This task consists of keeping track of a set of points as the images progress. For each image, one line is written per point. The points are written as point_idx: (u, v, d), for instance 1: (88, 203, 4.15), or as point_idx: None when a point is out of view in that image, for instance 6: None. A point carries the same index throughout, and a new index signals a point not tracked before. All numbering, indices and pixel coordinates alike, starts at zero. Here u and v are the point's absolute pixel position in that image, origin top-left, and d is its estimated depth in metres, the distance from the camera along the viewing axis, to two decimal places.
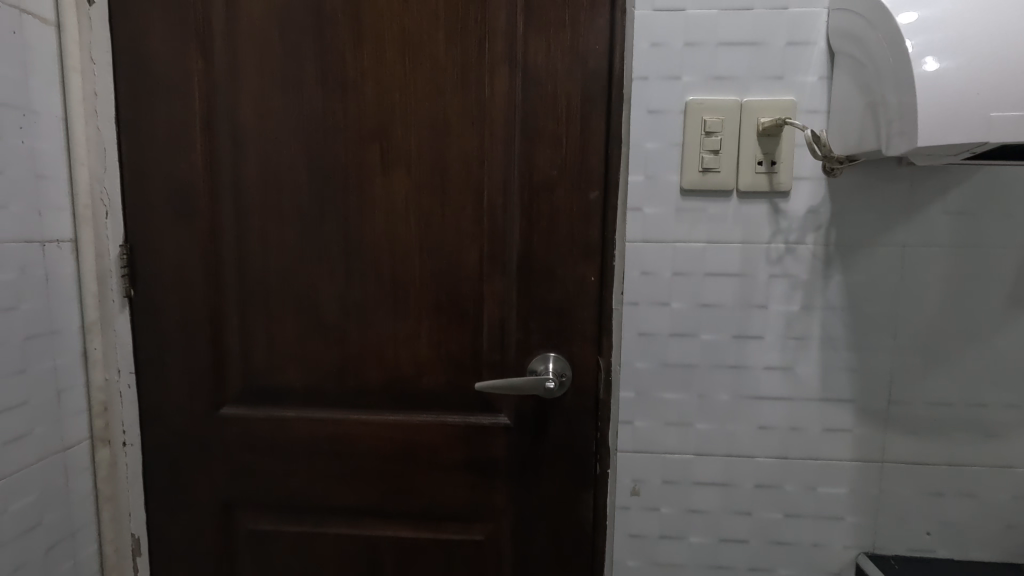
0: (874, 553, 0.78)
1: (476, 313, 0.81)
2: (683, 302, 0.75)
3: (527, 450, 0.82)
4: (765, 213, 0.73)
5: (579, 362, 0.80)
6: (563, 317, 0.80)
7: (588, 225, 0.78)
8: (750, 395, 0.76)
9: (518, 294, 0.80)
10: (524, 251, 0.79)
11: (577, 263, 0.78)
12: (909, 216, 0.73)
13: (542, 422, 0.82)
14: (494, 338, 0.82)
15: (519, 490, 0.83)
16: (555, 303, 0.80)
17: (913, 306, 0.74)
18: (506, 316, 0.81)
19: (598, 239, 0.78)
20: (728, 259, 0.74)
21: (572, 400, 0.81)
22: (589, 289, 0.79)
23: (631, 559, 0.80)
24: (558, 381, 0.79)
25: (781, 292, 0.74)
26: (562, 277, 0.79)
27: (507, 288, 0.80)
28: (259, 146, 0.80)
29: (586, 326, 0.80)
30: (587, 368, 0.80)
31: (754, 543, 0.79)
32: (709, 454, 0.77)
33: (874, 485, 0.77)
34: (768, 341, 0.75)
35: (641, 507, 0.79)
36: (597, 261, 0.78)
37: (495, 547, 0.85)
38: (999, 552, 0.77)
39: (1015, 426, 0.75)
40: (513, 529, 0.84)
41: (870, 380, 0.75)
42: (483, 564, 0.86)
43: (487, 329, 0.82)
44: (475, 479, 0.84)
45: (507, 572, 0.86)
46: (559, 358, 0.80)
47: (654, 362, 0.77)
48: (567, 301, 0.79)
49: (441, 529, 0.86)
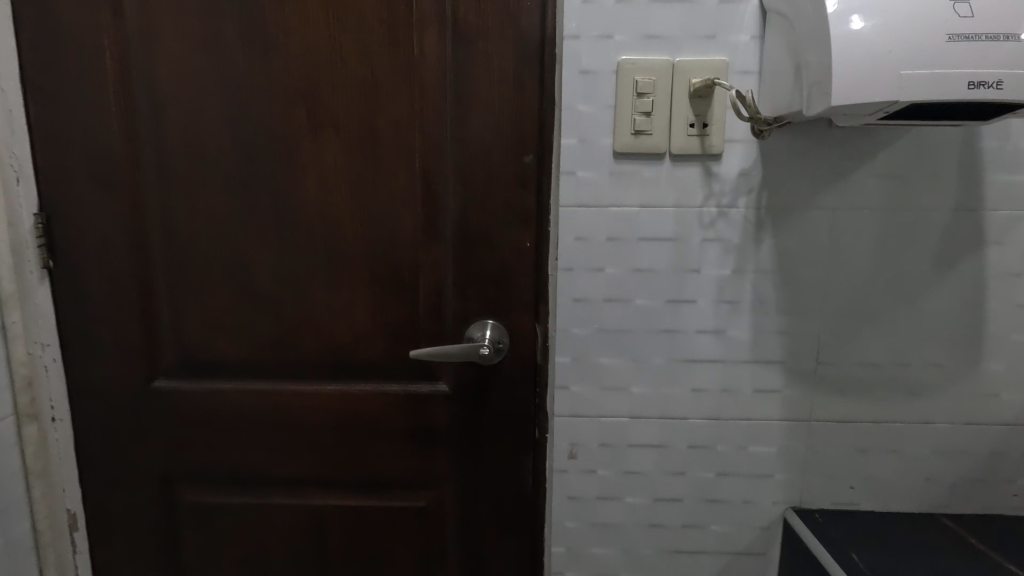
0: (801, 507, 0.81)
1: (413, 281, 0.80)
2: (617, 267, 0.75)
3: (467, 417, 0.82)
4: (697, 176, 0.73)
5: (517, 329, 0.80)
6: (500, 284, 0.79)
7: (524, 191, 0.76)
8: (684, 358, 0.77)
9: (455, 262, 0.79)
10: (460, 218, 0.78)
11: (514, 230, 0.77)
12: (840, 179, 0.73)
13: (482, 389, 0.82)
14: (431, 306, 0.80)
15: (459, 456, 0.84)
16: (492, 270, 0.78)
17: (842, 268, 0.75)
18: (444, 284, 0.80)
19: (535, 204, 0.76)
20: (662, 223, 0.74)
21: (510, 367, 0.81)
22: (526, 255, 0.78)
23: (569, 520, 0.82)
24: (495, 348, 0.78)
25: (714, 256, 0.75)
26: (499, 243, 0.78)
27: (444, 255, 0.79)
28: (179, 107, 0.77)
29: (523, 293, 0.79)
30: (526, 335, 0.80)
31: (688, 502, 0.81)
32: (644, 417, 0.78)
33: (802, 443, 0.79)
34: (701, 305, 0.76)
35: (578, 470, 0.80)
36: (534, 227, 0.77)
37: (438, 513, 0.86)
38: (917, 503, 0.80)
39: (934, 383, 0.78)
40: (455, 495, 0.85)
41: (799, 342, 0.76)
42: (427, 530, 0.86)
43: (425, 297, 0.80)
44: (417, 447, 0.84)
45: (449, 539, 0.86)
46: (496, 325, 0.79)
47: (589, 328, 0.77)
48: (504, 268, 0.78)
49: (384, 496, 0.86)
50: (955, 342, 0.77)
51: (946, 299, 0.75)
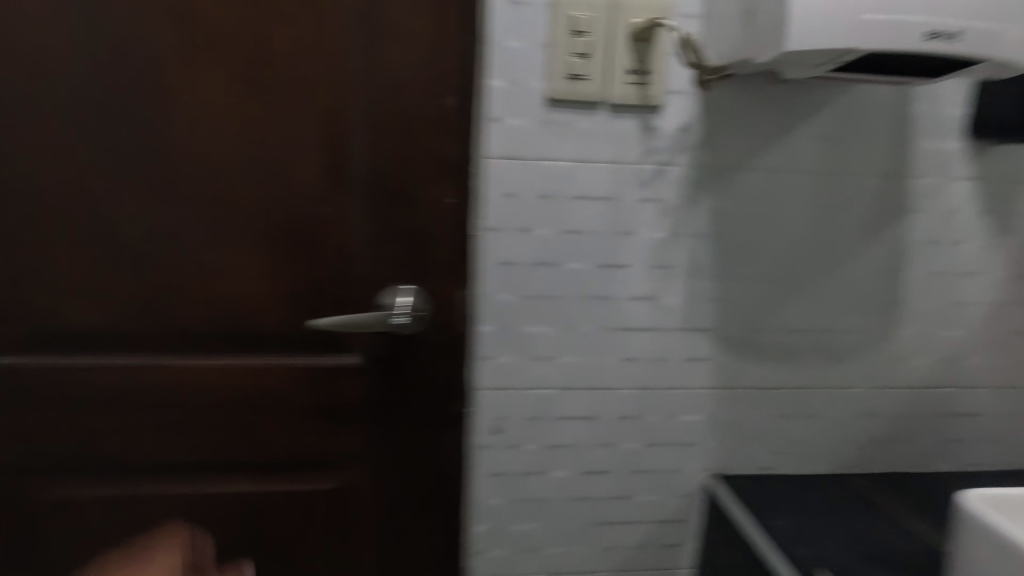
0: (725, 474, 0.80)
1: (317, 239, 0.69)
2: (548, 228, 0.69)
3: (382, 392, 0.74)
4: (635, 129, 0.67)
5: (439, 296, 0.71)
6: (419, 245, 0.69)
7: (446, 139, 0.66)
8: (617, 327, 0.73)
9: (365, 218, 0.69)
10: (371, 167, 0.67)
11: (434, 184, 0.68)
12: (778, 140, 0.70)
13: (398, 361, 0.73)
14: (339, 269, 0.70)
15: (373, 435, 0.76)
16: (410, 229, 0.69)
17: (775, 233, 0.72)
18: (353, 243, 0.70)
19: (460, 155, 0.67)
20: (597, 181, 0.68)
21: (429, 337, 0.72)
22: (446, 212, 0.68)
23: (493, 498, 0.77)
24: (412, 317, 0.69)
25: (650, 217, 0.70)
26: (415, 197, 0.68)
27: (353, 211, 0.69)
28: (16, 19, 0.62)
29: (443, 255, 0.70)
30: (450, 303, 0.71)
31: (616, 473, 0.78)
32: (573, 388, 0.74)
33: (729, 411, 0.78)
34: (635, 270, 0.71)
35: (503, 445, 0.75)
36: (455, 180, 0.68)
37: (350, 497, 0.78)
38: (833, 465, 0.82)
39: (855, 349, 0.78)
40: (369, 476, 0.77)
41: (731, 309, 0.74)
42: (337, 516, 0.78)
43: (331, 257, 0.70)
44: (325, 425, 0.75)
45: (363, 524, 0.78)
46: (416, 291, 0.70)
47: (517, 294, 0.70)
48: (421, 226, 0.69)
49: (287, 481, 0.77)
50: (878, 309, 0.77)
51: (872, 266, 0.75)
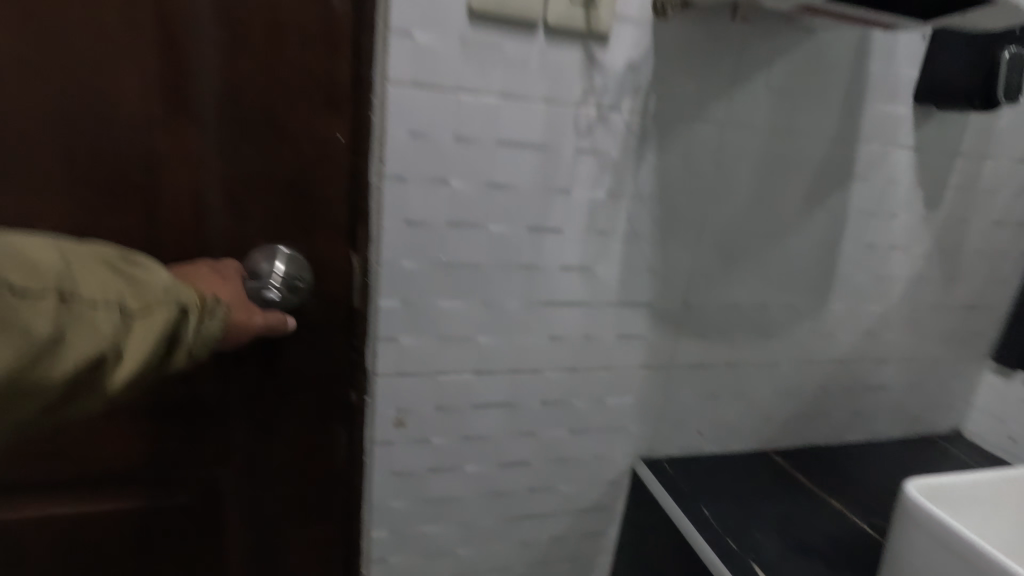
0: (650, 457, 0.75)
1: (149, 185, 0.49)
2: (466, 180, 0.55)
3: (250, 384, 0.57)
4: (576, 62, 0.54)
5: (324, 261, 0.55)
6: (297, 196, 0.53)
7: (332, 54, 0.49)
8: (544, 300, 0.62)
9: (221, 157, 0.50)
10: (226, 85, 0.48)
11: (315, 115, 0.51)
12: (733, 89, 0.60)
13: (270, 342, 0.56)
14: (177, 222, 0.50)
15: (239, 439, 0.58)
16: (284, 174, 0.52)
17: (721, 197, 0.64)
18: (199, 186, 0.50)
19: (349, 78, 0.51)
20: (527, 124, 0.55)
21: (315, 309, 0.57)
22: (336, 152, 0.52)
23: (395, 500, 0.65)
24: (289, 291, 0.53)
25: (587, 172, 0.58)
26: (292, 129, 0.51)
27: (202, 146, 0.49)
28: None
29: (332, 207, 0.54)
30: (338, 269, 0.56)
31: (537, 464, 0.69)
32: (491, 372, 0.63)
33: (659, 391, 0.71)
34: (568, 235, 0.60)
35: (407, 441, 0.63)
36: (348, 111, 0.52)
37: (202, 515, 0.60)
38: (754, 442, 0.79)
39: (786, 325, 0.74)
40: (230, 487, 0.60)
41: (669, 281, 0.66)
42: (186, 539, 0.60)
43: (170, 211, 0.50)
44: (163, 427, 0.55)
45: (223, 544, 0.62)
46: (292, 253, 0.53)
47: (425, 261, 0.57)
48: (301, 168, 0.52)
49: (116, 506, 0.57)
50: (813, 282, 0.72)
51: (812, 237, 0.70)
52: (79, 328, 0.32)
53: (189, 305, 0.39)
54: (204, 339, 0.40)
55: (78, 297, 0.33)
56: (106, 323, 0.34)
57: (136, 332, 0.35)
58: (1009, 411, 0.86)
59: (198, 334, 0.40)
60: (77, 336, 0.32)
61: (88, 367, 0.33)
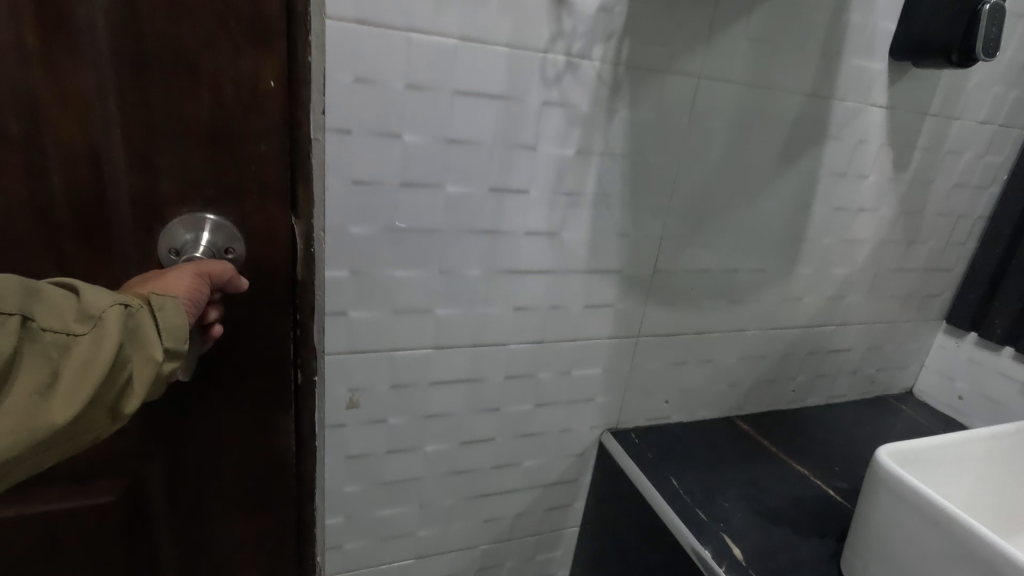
0: (617, 429, 0.72)
1: (32, 135, 0.40)
2: (421, 135, 0.49)
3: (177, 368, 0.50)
4: (543, 0, 0.48)
5: (255, 227, 0.48)
6: (219, 149, 0.44)
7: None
8: (506, 269, 0.57)
9: (121, 99, 0.41)
10: (121, 9, 0.39)
11: (237, 49, 0.42)
12: (711, 38, 0.56)
13: None
14: (71, 180, 0.42)
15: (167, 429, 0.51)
16: (202, 124, 0.43)
17: (695, 157, 0.60)
18: (97, 137, 0.41)
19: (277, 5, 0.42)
20: (489, 70, 0.49)
21: (251, 284, 0.49)
22: (268, 99, 0.44)
23: (350, 484, 0.61)
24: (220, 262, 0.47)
25: (555, 128, 0.53)
26: (212, 69, 0.42)
27: (96, 86, 0.40)
28: None
29: (266, 166, 0.46)
30: (273, 236, 0.48)
31: (501, 440, 0.66)
32: (452, 347, 0.58)
33: (627, 362, 0.68)
34: (534, 197, 0.55)
35: (361, 422, 0.58)
36: (279, 48, 0.43)
37: (129, 515, 0.53)
38: (720, 409, 0.79)
39: (754, 291, 0.72)
40: (159, 481, 0.53)
41: (640, 246, 0.62)
42: (110, 542, 0.54)
43: (63, 165, 0.41)
44: None
45: (155, 543, 0.55)
46: (217, 220, 0.46)
47: (376, 226, 0.50)
48: (226, 119, 0.43)
49: (27, 502, 0.50)
50: (782, 246, 0.70)
51: (784, 199, 0.67)
52: (33, 358, 0.30)
53: (139, 305, 0.34)
54: (171, 335, 0.35)
55: (34, 320, 0.31)
56: (58, 343, 0.31)
57: (92, 346, 0.31)
58: (957, 370, 0.88)
59: (159, 332, 0.35)
60: (32, 365, 0.30)
61: (49, 392, 0.31)
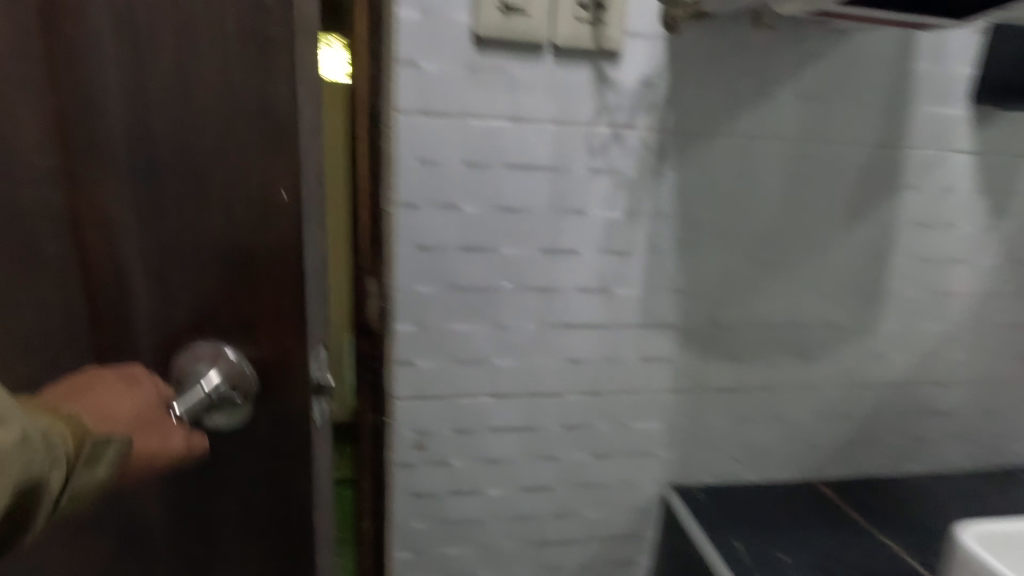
0: (683, 485, 0.71)
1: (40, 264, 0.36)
2: (477, 205, 0.55)
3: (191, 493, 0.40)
4: (587, 81, 0.53)
5: (276, 366, 0.38)
6: (241, 275, 0.37)
7: (263, 75, 0.34)
8: (560, 323, 0.60)
9: (139, 226, 0.36)
10: (135, 125, 0.34)
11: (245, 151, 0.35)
12: (760, 100, 0.57)
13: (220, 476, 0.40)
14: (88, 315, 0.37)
15: (194, 521, 0.41)
16: (217, 244, 0.36)
17: (749, 213, 0.61)
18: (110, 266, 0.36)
19: (291, 105, 0.34)
20: (537, 145, 0.54)
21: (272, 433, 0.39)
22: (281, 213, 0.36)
23: (417, 521, 0.65)
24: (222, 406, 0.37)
25: (602, 192, 0.57)
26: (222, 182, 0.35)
27: (113, 206, 0.35)
28: None
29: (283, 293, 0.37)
30: (297, 376, 0.39)
31: (560, 489, 0.68)
32: (509, 395, 0.62)
33: (689, 416, 0.68)
34: (584, 257, 0.59)
35: (427, 462, 0.63)
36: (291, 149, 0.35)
37: None
38: (799, 471, 0.74)
39: (828, 346, 0.69)
40: None
41: (695, 301, 0.63)
42: None
43: (89, 301, 0.37)
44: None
45: None
46: (238, 358, 0.37)
47: (439, 285, 0.57)
48: (236, 237, 0.36)
49: None
50: (858, 300, 0.67)
51: (854, 251, 0.65)
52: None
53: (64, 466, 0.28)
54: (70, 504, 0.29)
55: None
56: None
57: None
58: None
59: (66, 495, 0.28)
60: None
61: None
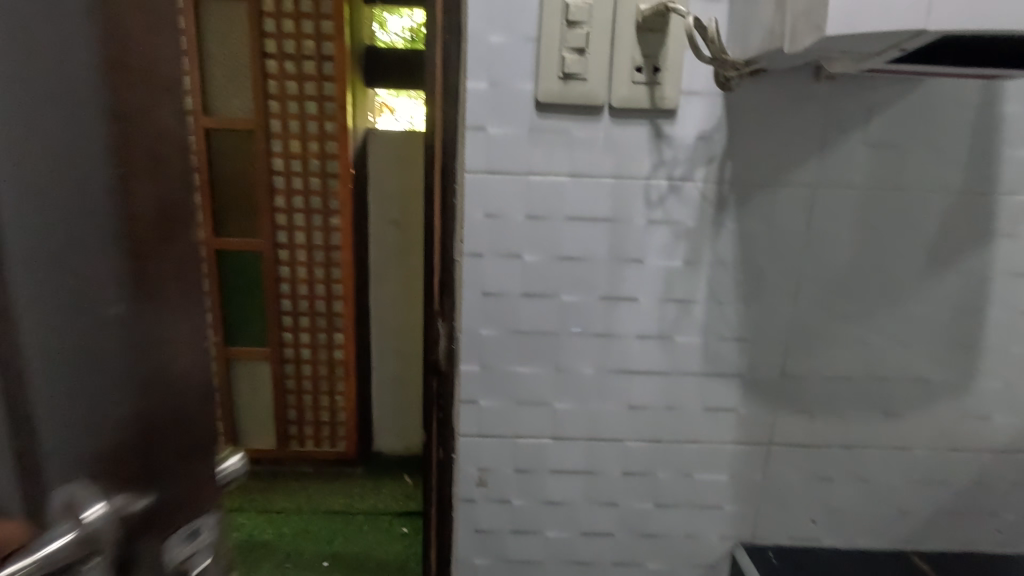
0: (753, 544, 0.68)
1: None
2: (539, 254, 0.58)
3: None
4: (644, 138, 0.56)
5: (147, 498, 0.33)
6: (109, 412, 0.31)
7: (144, 168, 0.30)
8: (619, 369, 0.62)
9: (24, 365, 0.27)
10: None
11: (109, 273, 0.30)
12: (825, 149, 0.57)
13: None
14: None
15: None
16: (81, 390, 0.30)
17: (817, 262, 0.59)
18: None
19: (151, 202, 0.31)
20: (596, 198, 0.57)
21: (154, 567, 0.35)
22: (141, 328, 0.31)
23: (478, 556, 0.67)
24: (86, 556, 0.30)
25: (661, 242, 0.58)
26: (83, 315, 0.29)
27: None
28: None
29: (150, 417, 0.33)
30: (172, 495, 0.35)
31: (621, 536, 0.67)
32: (568, 438, 0.64)
33: (758, 471, 0.65)
34: (643, 304, 0.60)
35: (488, 499, 0.66)
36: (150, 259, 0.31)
37: None
38: (887, 539, 0.68)
39: (916, 404, 0.64)
40: None
41: (761, 351, 0.62)
42: None
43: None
44: None
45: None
46: (109, 505, 0.31)
47: (501, 329, 0.60)
48: (99, 373, 0.30)
49: None
50: (948, 355, 0.62)
51: (940, 303, 0.61)
52: None
53: None
54: None
55: None
56: None
57: None
58: None
59: None
60: None
61: None
